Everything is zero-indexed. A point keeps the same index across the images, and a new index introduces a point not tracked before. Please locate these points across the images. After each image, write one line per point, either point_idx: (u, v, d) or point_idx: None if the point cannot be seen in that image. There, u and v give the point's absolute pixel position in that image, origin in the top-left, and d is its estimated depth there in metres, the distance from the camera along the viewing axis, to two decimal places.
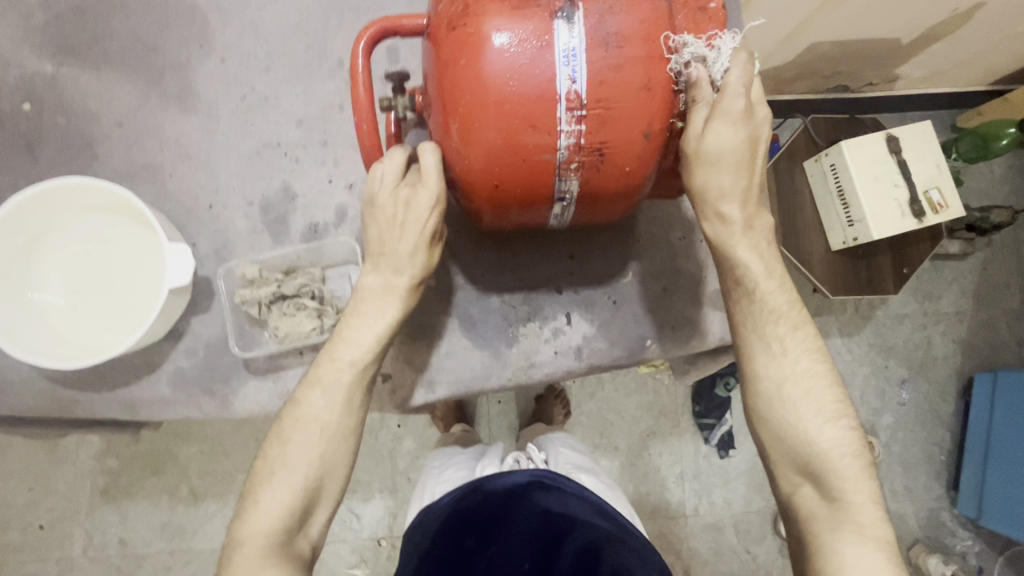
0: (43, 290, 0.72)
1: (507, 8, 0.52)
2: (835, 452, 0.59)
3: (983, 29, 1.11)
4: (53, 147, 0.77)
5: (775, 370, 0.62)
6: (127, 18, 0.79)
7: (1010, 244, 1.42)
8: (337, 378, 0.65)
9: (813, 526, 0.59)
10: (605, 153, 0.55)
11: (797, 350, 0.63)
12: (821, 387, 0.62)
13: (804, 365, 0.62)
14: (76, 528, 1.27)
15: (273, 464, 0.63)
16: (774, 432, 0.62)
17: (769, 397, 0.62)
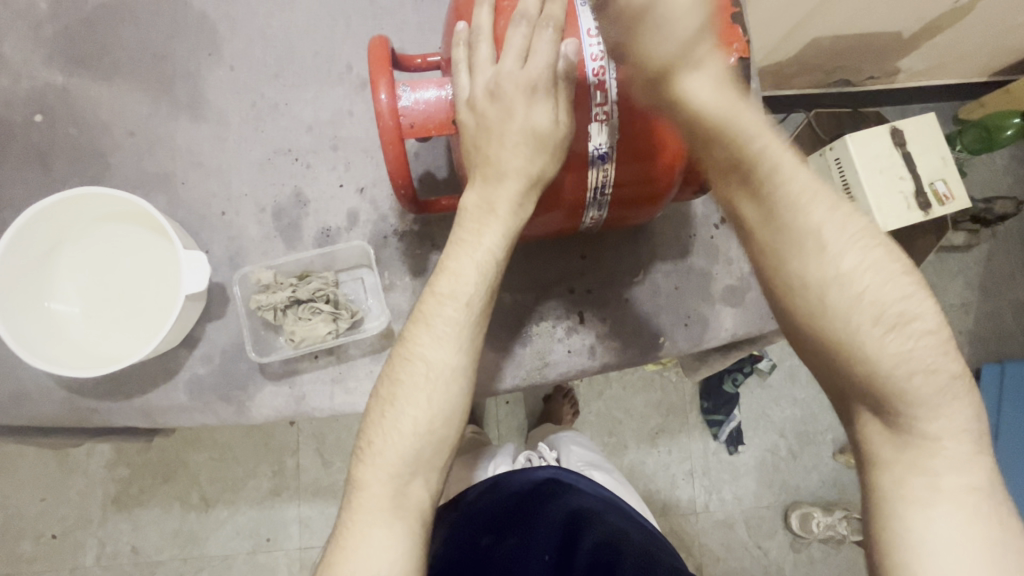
0: (58, 299, 0.73)
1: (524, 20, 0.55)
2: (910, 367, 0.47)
3: (983, 21, 1.11)
4: (65, 158, 0.78)
5: (820, 274, 0.48)
6: (137, 27, 0.80)
7: (1014, 234, 1.42)
8: (444, 319, 0.61)
9: (877, 465, 0.48)
10: (632, 137, 0.58)
11: (859, 275, 0.48)
12: (885, 271, 0.48)
13: (945, 409, 0.47)
14: (88, 537, 1.28)
15: (391, 405, 0.60)
16: (817, 350, 0.50)
17: (814, 310, 0.48)
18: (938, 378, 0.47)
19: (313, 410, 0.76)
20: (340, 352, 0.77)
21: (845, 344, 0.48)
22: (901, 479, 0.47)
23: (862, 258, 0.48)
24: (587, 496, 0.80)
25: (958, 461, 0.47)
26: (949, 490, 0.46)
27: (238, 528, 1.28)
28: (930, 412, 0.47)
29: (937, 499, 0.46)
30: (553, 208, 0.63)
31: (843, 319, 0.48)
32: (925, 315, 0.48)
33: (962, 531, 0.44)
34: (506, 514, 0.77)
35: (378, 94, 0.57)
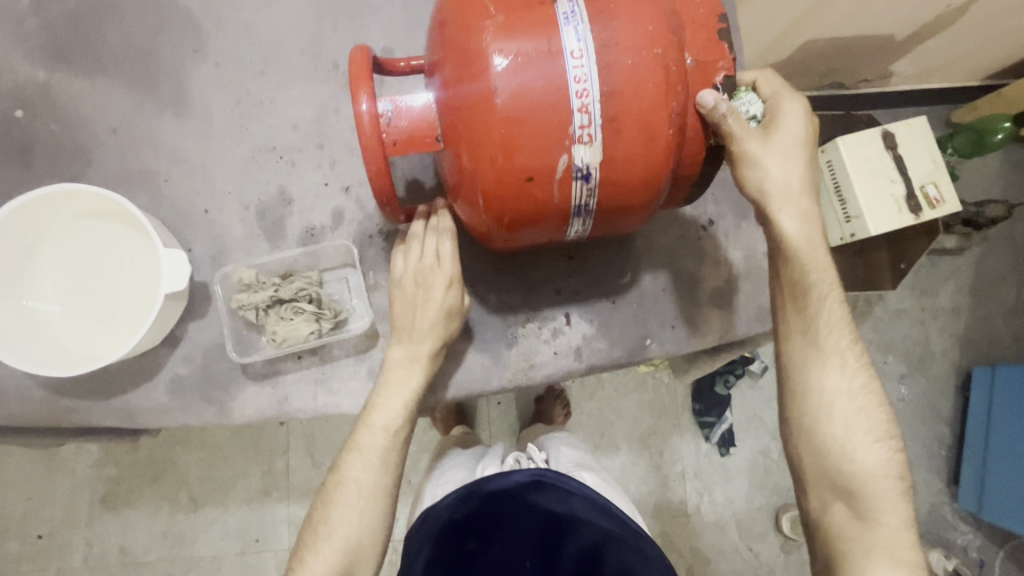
0: (37, 298, 0.72)
1: (506, 35, 0.53)
2: (880, 473, 0.59)
3: (974, 25, 1.11)
4: (47, 154, 0.77)
5: (831, 383, 0.62)
6: (120, 22, 0.79)
7: (1005, 237, 1.43)
8: (372, 444, 0.68)
9: (843, 548, 0.58)
10: (618, 154, 0.56)
11: (852, 394, 0.61)
12: (872, 408, 0.61)
13: (857, 379, 0.62)
14: (75, 537, 1.27)
15: (325, 524, 0.66)
16: (814, 444, 0.62)
17: (819, 411, 0.61)
18: (840, 344, 0.62)
19: (297, 411, 0.75)
20: (324, 353, 0.76)
21: (829, 444, 0.61)
22: (826, 438, 0.61)
23: (849, 381, 0.61)
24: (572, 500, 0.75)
25: (865, 418, 0.61)
26: (861, 444, 0.60)
27: (227, 528, 1.27)
28: (837, 380, 0.62)
29: (858, 456, 0.60)
30: (535, 224, 0.61)
31: (830, 426, 0.61)
32: (891, 439, 0.61)
33: (868, 478, 0.59)
34: (485, 514, 0.76)
35: (359, 104, 0.57)
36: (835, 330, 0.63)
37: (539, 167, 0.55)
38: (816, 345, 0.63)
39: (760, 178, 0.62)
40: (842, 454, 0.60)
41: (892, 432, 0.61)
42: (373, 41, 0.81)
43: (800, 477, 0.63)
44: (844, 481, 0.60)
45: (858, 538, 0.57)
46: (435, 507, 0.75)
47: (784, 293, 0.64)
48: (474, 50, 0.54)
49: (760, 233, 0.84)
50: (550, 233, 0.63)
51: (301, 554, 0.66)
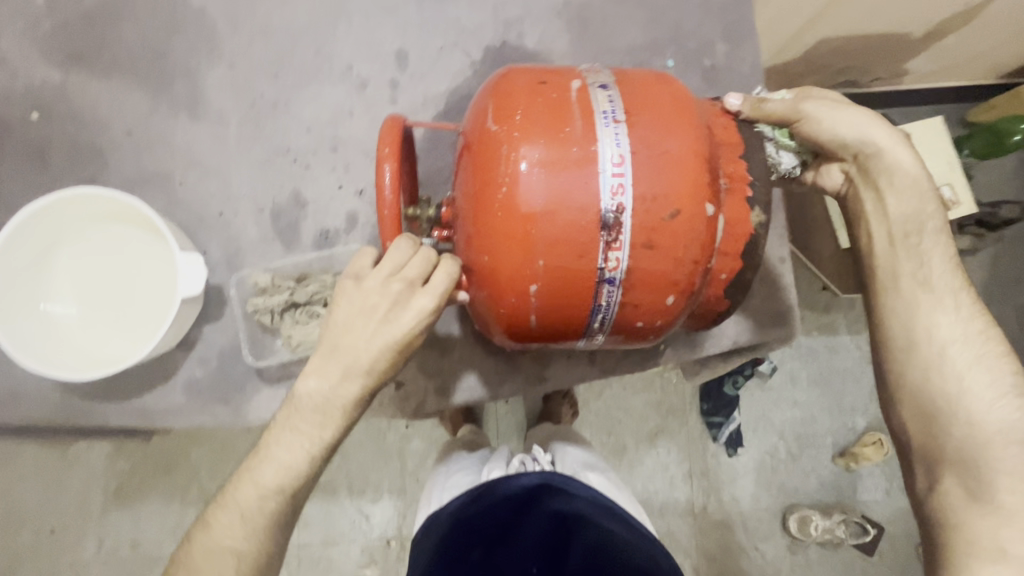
0: (54, 301, 0.72)
1: (546, 149, 0.55)
2: (1003, 437, 0.51)
3: (993, 23, 1.10)
4: (62, 155, 0.77)
5: (943, 330, 0.55)
6: (135, 23, 0.79)
7: (1020, 238, 1.41)
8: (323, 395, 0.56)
9: (950, 521, 0.51)
10: (642, 274, 0.57)
11: (962, 339, 0.54)
12: (994, 360, 0.54)
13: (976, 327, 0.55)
14: (87, 531, 1.28)
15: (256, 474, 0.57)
16: (916, 397, 0.55)
17: (927, 359, 0.55)
18: (952, 285, 0.56)
19: None
20: None
21: (937, 396, 0.54)
22: (931, 395, 0.54)
23: (961, 328, 0.55)
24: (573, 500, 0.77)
25: (986, 372, 0.53)
26: (988, 404, 0.52)
27: None
28: (951, 326, 0.55)
29: (974, 413, 0.52)
30: (547, 332, 0.62)
31: (940, 374, 0.54)
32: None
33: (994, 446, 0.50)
34: (494, 522, 0.76)
35: (382, 170, 0.57)
36: (940, 272, 0.57)
37: (564, 277, 0.56)
38: (925, 286, 0.57)
39: (823, 129, 0.61)
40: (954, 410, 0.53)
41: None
42: (387, 42, 0.80)
43: (899, 442, 0.57)
44: (954, 443, 0.52)
45: (966, 512, 0.50)
46: (444, 509, 0.81)
47: (887, 233, 0.59)
48: (507, 157, 0.55)
49: (776, 237, 0.83)
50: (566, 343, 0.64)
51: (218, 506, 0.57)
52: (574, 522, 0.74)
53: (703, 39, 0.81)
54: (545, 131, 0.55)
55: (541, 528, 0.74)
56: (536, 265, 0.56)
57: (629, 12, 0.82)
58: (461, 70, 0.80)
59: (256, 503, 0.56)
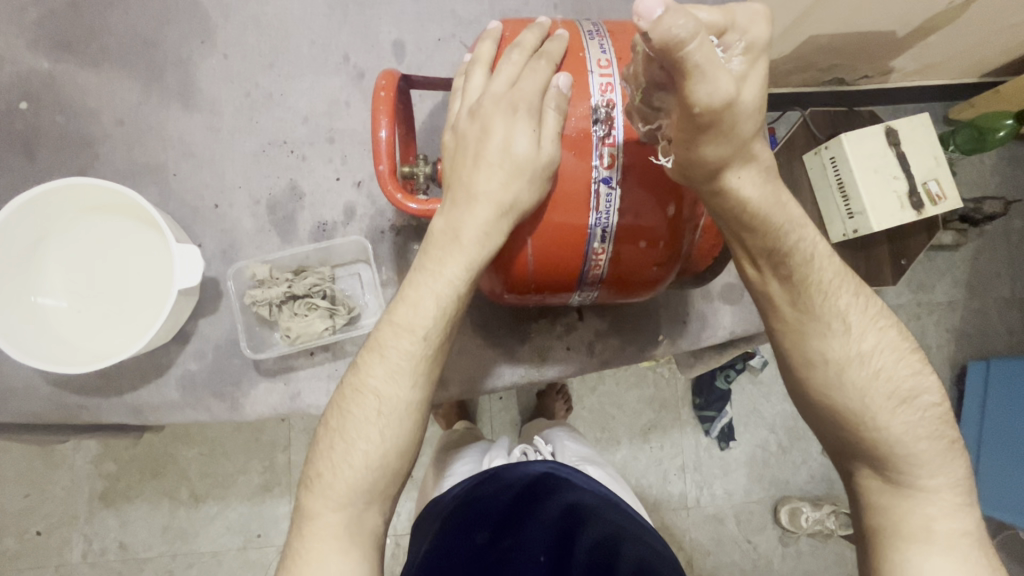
0: (44, 294, 0.71)
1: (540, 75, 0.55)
2: (908, 437, 0.52)
3: (977, 22, 1.12)
4: (52, 147, 0.75)
5: (837, 351, 0.54)
6: (125, 12, 0.77)
7: (1000, 233, 1.44)
8: (396, 349, 0.57)
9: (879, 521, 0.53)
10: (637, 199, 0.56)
11: (867, 351, 0.54)
12: (891, 363, 0.54)
13: (881, 338, 0.54)
14: (74, 534, 1.26)
15: (343, 438, 0.57)
16: (829, 416, 0.55)
17: (827, 382, 0.54)
18: (838, 306, 0.54)
19: (309, 407, 0.75)
20: (337, 349, 0.75)
21: (850, 413, 0.53)
22: (840, 410, 0.53)
23: (864, 344, 0.54)
24: (581, 491, 0.77)
25: (892, 371, 0.54)
26: (894, 412, 0.52)
27: (228, 524, 1.26)
28: (843, 347, 0.53)
29: (881, 422, 0.52)
30: (546, 276, 0.60)
31: (844, 393, 0.53)
32: (920, 396, 0.53)
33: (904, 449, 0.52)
34: (499, 511, 0.76)
35: (377, 130, 0.56)
36: (831, 290, 0.54)
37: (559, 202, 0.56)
38: (810, 313, 0.54)
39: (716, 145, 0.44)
40: (864, 422, 0.53)
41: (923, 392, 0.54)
42: (384, 33, 0.80)
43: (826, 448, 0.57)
44: (870, 451, 0.53)
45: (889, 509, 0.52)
46: (446, 496, 0.80)
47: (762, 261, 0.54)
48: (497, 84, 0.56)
49: None
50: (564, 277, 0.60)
51: (318, 468, 0.57)
52: (579, 518, 0.74)
53: None
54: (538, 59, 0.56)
55: (547, 521, 0.73)
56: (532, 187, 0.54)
57: (625, 5, 0.82)
58: (458, 62, 0.80)
59: (371, 446, 0.56)
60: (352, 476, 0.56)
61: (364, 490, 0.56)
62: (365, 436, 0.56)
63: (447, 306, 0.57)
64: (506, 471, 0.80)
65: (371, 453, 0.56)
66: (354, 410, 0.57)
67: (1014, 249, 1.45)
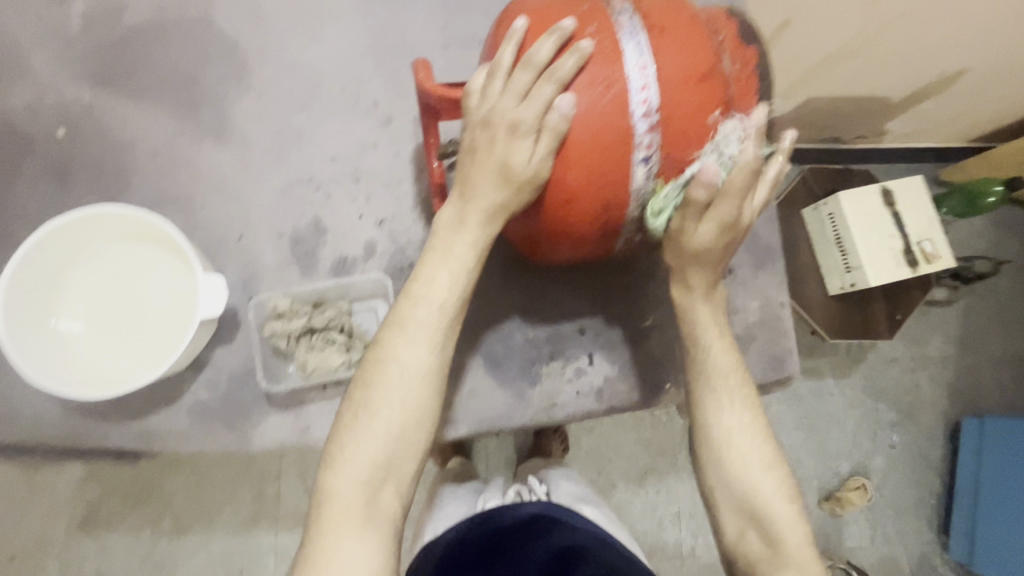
0: (64, 317, 0.71)
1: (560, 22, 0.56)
2: (772, 496, 0.64)
3: (966, 92, 1.19)
4: (85, 174, 0.78)
5: (724, 421, 0.66)
6: (167, 51, 0.81)
7: (991, 292, 1.49)
8: (424, 321, 0.60)
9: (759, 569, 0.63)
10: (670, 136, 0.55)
11: (737, 426, 0.66)
12: (758, 438, 0.66)
13: (741, 415, 0.67)
14: (49, 561, 1.22)
15: (363, 408, 0.59)
16: (716, 472, 0.66)
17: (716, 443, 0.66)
18: (732, 385, 0.67)
19: (318, 441, 0.75)
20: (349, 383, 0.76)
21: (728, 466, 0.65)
22: (725, 465, 0.65)
23: (740, 417, 0.66)
24: (576, 532, 0.75)
25: (760, 443, 0.66)
26: (752, 460, 0.65)
27: (211, 557, 1.23)
28: (729, 417, 0.66)
29: (745, 480, 0.64)
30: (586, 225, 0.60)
31: (727, 451, 0.65)
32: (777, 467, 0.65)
33: (762, 497, 0.64)
34: (489, 545, 0.76)
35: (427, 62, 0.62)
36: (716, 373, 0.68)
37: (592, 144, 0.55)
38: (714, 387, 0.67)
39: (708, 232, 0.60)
40: (740, 480, 0.65)
41: (780, 462, 0.66)
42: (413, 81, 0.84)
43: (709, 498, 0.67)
44: (749, 505, 0.64)
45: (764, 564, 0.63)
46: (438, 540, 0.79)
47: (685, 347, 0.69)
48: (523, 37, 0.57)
49: (776, 283, 0.87)
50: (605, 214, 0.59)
51: (339, 440, 0.60)
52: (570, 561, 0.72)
53: None
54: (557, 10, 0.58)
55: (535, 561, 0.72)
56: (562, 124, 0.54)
57: None
58: None
59: (394, 415, 0.59)
60: (373, 446, 0.58)
61: (383, 464, 0.58)
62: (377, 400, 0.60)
63: (463, 279, 0.61)
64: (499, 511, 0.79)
65: (392, 421, 0.59)
66: (377, 379, 0.60)
67: (1005, 309, 1.49)
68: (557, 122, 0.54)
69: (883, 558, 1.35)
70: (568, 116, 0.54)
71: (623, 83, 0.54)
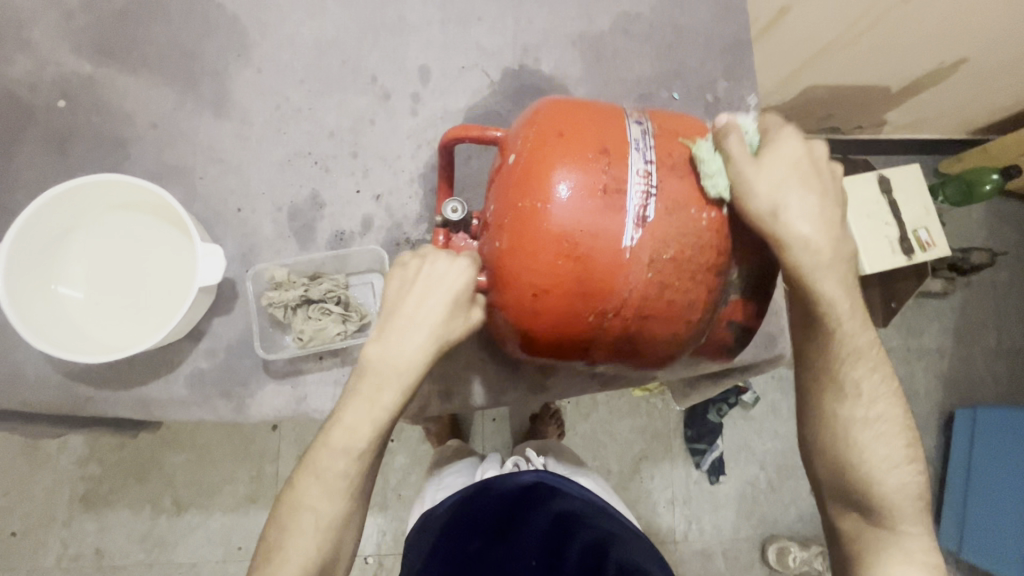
0: (66, 285, 0.73)
1: (574, 137, 0.57)
2: (897, 491, 0.60)
3: (966, 82, 1.19)
4: (85, 146, 0.79)
5: (848, 413, 0.61)
6: (168, 25, 0.82)
7: (986, 283, 1.49)
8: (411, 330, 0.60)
9: (861, 548, 0.61)
10: (654, 262, 0.55)
11: (870, 415, 0.61)
12: (887, 427, 0.61)
13: (871, 407, 0.60)
14: (51, 536, 1.23)
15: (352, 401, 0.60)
16: (835, 463, 0.62)
17: (836, 437, 0.61)
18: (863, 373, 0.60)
19: (314, 411, 0.76)
20: (345, 354, 0.77)
21: (848, 459, 0.61)
22: (849, 458, 0.61)
23: (871, 408, 0.60)
24: (573, 498, 0.78)
25: (885, 439, 0.61)
26: (880, 455, 0.60)
27: (209, 534, 1.25)
28: (854, 408, 0.61)
29: (875, 474, 0.60)
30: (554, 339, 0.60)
31: (852, 445, 0.61)
32: (908, 457, 0.61)
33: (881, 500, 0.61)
34: (489, 513, 0.77)
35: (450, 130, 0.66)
36: (851, 360, 0.60)
37: (573, 265, 0.55)
38: (836, 378, 0.60)
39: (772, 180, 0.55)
40: (864, 472, 0.60)
41: (911, 452, 0.61)
42: (411, 58, 0.85)
43: (818, 489, 0.64)
44: (867, 497, 0.60)
45: (872, 543, 0.60)
46: (437, 507, 0.79)
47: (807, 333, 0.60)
48: (535, 140, 0.58)
49: None
50: (607, 300, 0.56)
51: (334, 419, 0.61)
52: (570, 527, 0.75)
53: (705, 75, 0.88)
54: (575, 121, 0.58)
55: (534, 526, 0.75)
56: (546, 236, 0.55)
57: (638, 49, 0.87)
58: (480, 89, 0.85)
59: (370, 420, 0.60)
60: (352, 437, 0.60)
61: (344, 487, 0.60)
62: (375, 404, 0.60)
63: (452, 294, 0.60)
64: (498, 479, 0.80)
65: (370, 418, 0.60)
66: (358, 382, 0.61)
67: (1000, 300, 1.50)
68: (546, 240, 0.55)
69: None
70: (556, 236, 0.55)
71: (618, 199, 0.55)
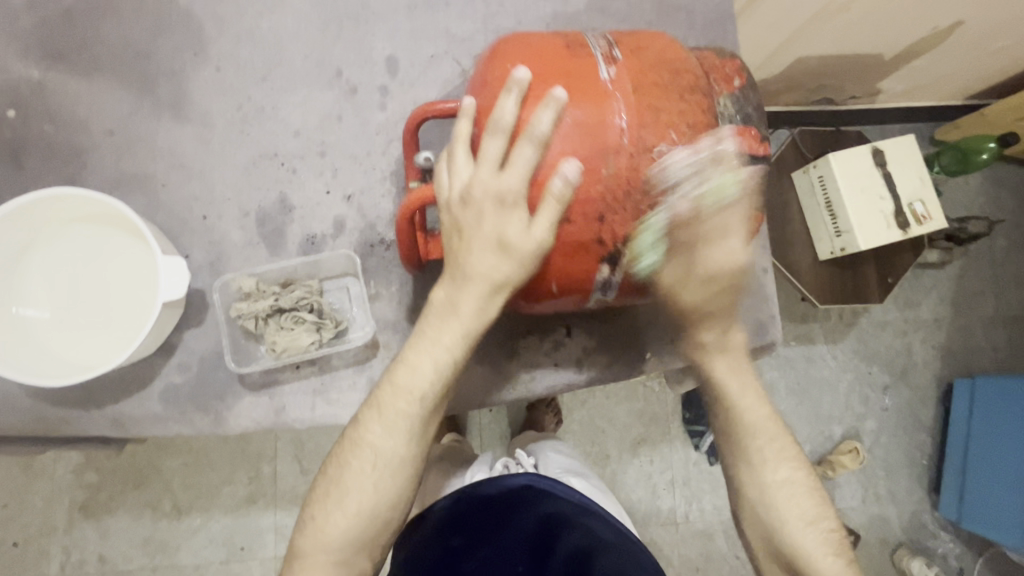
0: (27, 305, 0.70)
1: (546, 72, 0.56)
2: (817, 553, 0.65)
3: (961, 46, 1.15)
4: (40, 157, 0.75)
5: (765, 480, 0.69)
6: (119, 24, 0.77)
7: (985, 252, 1.47)
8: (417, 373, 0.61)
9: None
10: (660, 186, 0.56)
11: (785, 480, 0.68)
12: (802, 494, 0.68)
13: (784, 474, 0.69)
14: (53, 545, 1.23)
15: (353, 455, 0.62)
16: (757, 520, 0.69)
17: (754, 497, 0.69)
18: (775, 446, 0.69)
19: (294, 421, 0.74)
20: (323, 363, 0.75)
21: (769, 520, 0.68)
22: (770, 516, 0.68)
23: (782, 474, 0.69)
24: (561, 500, 0.76)
25: (802, 503, 0.68)
26: (799, 521, 0.67)
27: (211, 536, 1.25)
28: (773, 476, 0.69)
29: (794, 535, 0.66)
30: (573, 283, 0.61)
31: (770, 509, 0.68)
32: (823, 520, 0.67)
33: (798, 537, 0.66)
34: (478, 518, 0.75)
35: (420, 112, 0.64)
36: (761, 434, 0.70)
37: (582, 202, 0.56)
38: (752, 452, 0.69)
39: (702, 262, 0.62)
40: (784, 533, 0.67)
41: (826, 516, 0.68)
42: (377, 49, 0.80)
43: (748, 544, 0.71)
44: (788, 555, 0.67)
45: None
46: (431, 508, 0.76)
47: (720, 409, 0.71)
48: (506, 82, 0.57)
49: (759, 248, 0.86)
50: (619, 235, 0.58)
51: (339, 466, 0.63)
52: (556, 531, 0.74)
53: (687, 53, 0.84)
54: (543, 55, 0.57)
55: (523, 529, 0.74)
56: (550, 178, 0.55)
57: (617, 27, 0.83)
58: (451, 78, 0.81)
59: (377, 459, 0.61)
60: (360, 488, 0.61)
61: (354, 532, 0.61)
62: (381, 443, 0.61)
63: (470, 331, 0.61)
64: (483, 481, 0.77)
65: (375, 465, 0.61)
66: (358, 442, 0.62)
67: (999, 268, 1.47)
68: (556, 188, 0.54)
69: (875, 517, 1.37)
70: (566, 182, 0.54)
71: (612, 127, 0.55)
